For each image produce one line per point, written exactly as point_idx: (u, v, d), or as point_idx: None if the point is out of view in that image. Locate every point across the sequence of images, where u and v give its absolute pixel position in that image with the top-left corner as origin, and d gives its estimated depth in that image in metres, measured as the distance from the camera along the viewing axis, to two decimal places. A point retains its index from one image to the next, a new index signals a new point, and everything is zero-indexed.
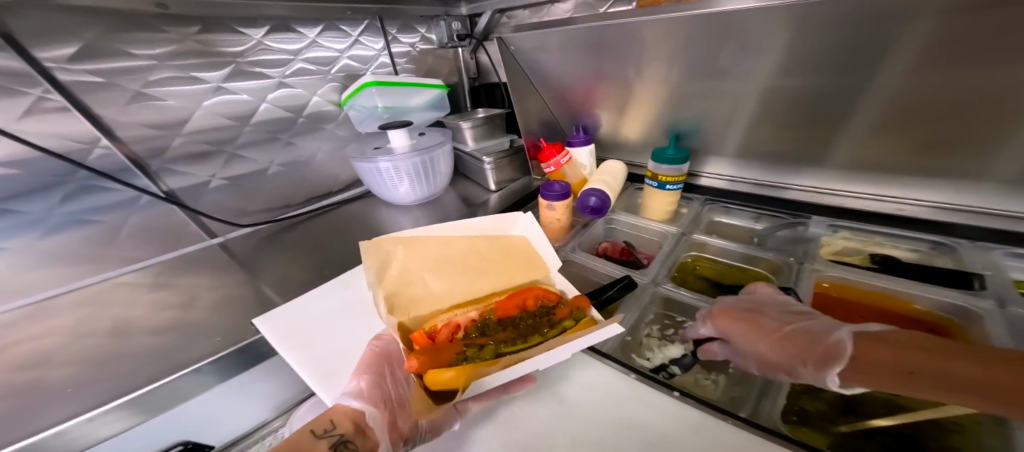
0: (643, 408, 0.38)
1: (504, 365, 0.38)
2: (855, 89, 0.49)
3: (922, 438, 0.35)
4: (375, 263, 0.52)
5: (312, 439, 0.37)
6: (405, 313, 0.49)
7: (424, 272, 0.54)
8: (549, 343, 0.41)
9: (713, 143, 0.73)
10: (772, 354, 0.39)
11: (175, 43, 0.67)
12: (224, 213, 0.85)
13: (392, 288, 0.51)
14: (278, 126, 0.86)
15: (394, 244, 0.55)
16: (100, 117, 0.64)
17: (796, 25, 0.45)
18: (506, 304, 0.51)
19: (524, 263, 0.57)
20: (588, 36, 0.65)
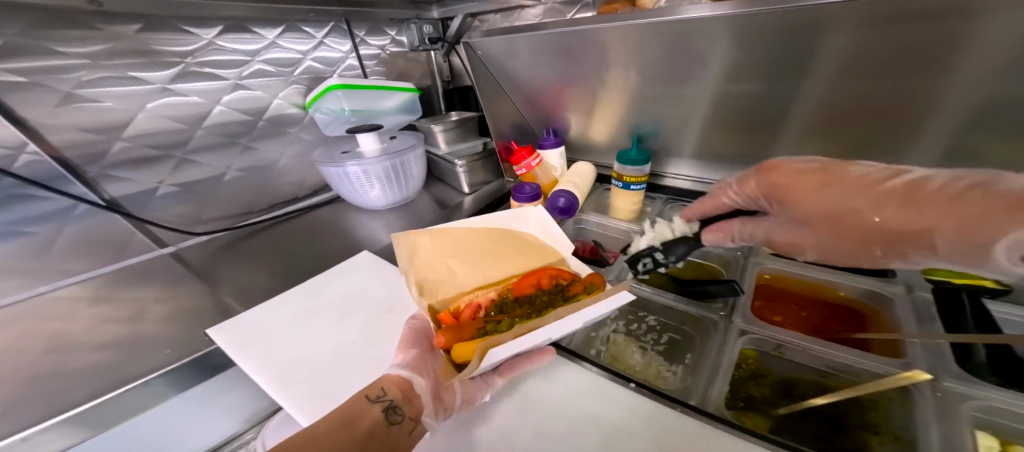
0: (601, 400, 0.39)
1: (514, 334, 0.38)
2: (789, 96, 0.53)
3: (844, 415, 0.39)
4: (403, 252, 0.52)
5: (367, 405, 0.34)
6: (432, 297, 0.50)
7: (448, 259, 0.54)
8: (561, 311, 0.41)
9: (671, 145, 0.76)
10: (834, 206, 0.39)
11: (111, 42, 0.63)
12: (177, 221, 0.81)
13: (420, 273, 0.51)
14: (236, 129, 0.82)
15: (417, 234, 0.53)
16: (24, 120, 0.59)
17: (735, 35, 0.48)
18: (524, 286, 0.52)
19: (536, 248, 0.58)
20: (556, 43, 0.67)
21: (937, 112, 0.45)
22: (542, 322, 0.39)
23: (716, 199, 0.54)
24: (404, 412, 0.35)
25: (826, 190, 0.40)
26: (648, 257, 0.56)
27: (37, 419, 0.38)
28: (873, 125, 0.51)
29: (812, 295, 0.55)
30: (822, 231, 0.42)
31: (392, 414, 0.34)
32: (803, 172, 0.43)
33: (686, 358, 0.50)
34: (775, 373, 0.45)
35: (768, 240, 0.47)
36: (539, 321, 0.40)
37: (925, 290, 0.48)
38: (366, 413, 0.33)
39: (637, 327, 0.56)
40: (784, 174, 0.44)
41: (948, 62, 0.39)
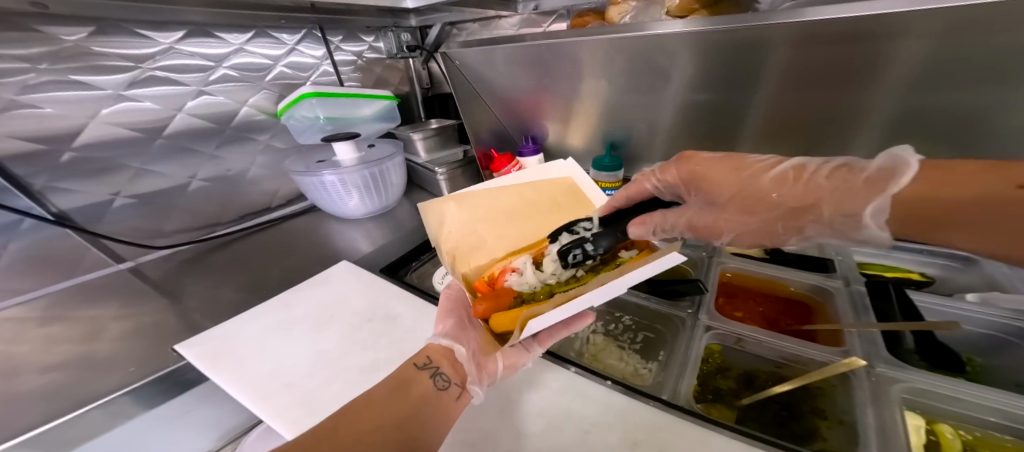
0: (577, 397, 0.41)
1: (556, 304, 0.39)
2: (740, 107, 0.58)
3: (797, 402, 0.42)
4: (434, 222, 0.53)
5: (415, 372, 0.37)
6: (466, 265, 0.52)
7: (480, 224, 0.54)
8: (602, 278, 0.40)
9: (641, 153, 0.80)
10: (761, 187, 0.37)
11: (58, 45, 0.59)
12: (134, 234, 0.76)
13: (453, 241, 0.52)
14: (199, 137, 0.79)
15: (445, 201, 0.54)
16: None
17: (695, 51, 0.52)
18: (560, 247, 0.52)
19: (569, 204, 0.57)
20: (531, 54, 0.70)
21: (863, 126, 0.51)
22: (583, 290, 0.40)
23: (637, 186, 0.48)
24: (448, 379, 0.38)
25: (740, 174, 0.39)
26: (576, 250, 0.45)
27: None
28: (813, 137, 0.56)
29: (767, 292, 0.59)
30: (734, 214, 0.40)
31: (438, 381, 0.37)
32: (717, 160, 0.41)
33: (659, 355, 0.52)
34: (736, 365, 0.48)
35: (688, 226, 0.42)
36: (581, 290, 0.40)
37: (859, 283, 0.53)
38: (416, 380, 0.36)
39: (614, 327, 0.59)
40: (701, 162, 0.42)
41: (871, 79, 0.44)
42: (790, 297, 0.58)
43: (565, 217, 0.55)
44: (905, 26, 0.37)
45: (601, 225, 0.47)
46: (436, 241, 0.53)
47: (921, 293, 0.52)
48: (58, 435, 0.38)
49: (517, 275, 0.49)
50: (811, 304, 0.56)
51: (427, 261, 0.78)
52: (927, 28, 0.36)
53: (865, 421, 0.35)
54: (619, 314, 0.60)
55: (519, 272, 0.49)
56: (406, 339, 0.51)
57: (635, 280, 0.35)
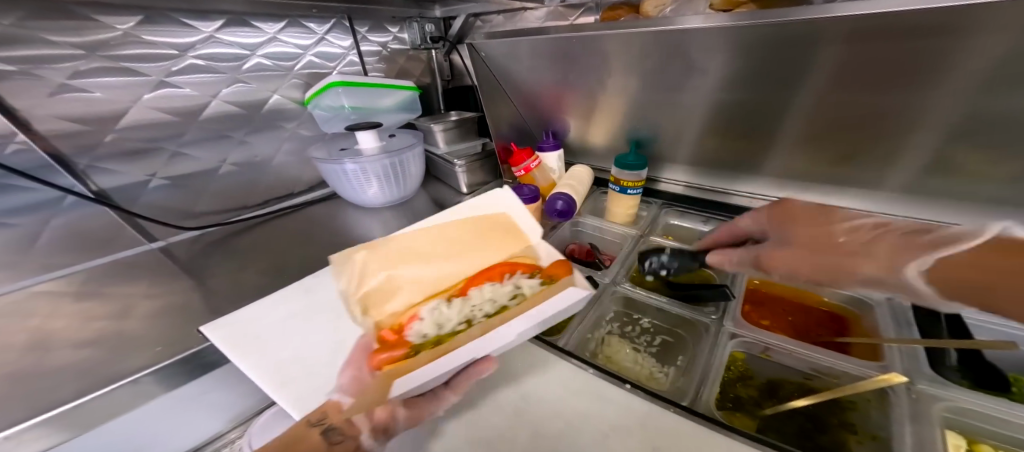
0: (595, 399, 0.40)
1: (430, 358, 0.36)
2: (779, 107, 0.56)
3: (824, 415, 0.41)
4: (345, 274, 0.52)
5: (305, 428, 0.33)
6: (380, 313, 0.47)
7: (394, 271, 0.51)
8: (486, 325, 0.39)
9: (665, 152, 0.78)
10: (816, 238, 0.41)
11: (111, 33, 0.62)
12: (165, 214, 0.79)
13: (366, 290, 0.50)
14: (231, 123, 0.81)
15: (355, 251, 0.53)
16: (15, 110, 0.58)
17: (734, 46, 0.50)
18: (473, 289, 0.48)
19: (502, 240, 0.54)
20: (556, 48, 0.69)
21: (919, 128, 0.48)
22: (460, 344, 0.37)
23: (727, 229, 0.55)
24: (344, 433, 0.35)
25: (824, 222, 0.42)
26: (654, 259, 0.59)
27: (14, 420, 0.38)
28: (859, 139, 0.54)
29: (796, 301, 0.57)
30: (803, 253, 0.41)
31: (332, 437, 0.34)
32: (810, 208, 0.45)
33: (679, 360, 0.52)
34: (760, 375, 0.47)
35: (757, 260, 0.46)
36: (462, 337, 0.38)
37: None
38: (302, 440, 0.33)
39: (631, 329, 0.59)
40: (796, 207, 0.46)
41: (932, 78, 0.42)
42: (821, 307, 0.56)
43: (495, 254, 0.53)
44: (973, 23, 0.35)
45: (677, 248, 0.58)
46: (348, 291, 0.51)
47: (967, 308, 0.50)
48: (92, 406, 0.41)
49: (420, 323, 0.44)
50: (845, 317, 0.54)
51: None
52: (997, 26, 0.34)
53: (902, 440, 0.34)
54: (637, 316, 0.60)
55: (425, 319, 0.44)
56: None
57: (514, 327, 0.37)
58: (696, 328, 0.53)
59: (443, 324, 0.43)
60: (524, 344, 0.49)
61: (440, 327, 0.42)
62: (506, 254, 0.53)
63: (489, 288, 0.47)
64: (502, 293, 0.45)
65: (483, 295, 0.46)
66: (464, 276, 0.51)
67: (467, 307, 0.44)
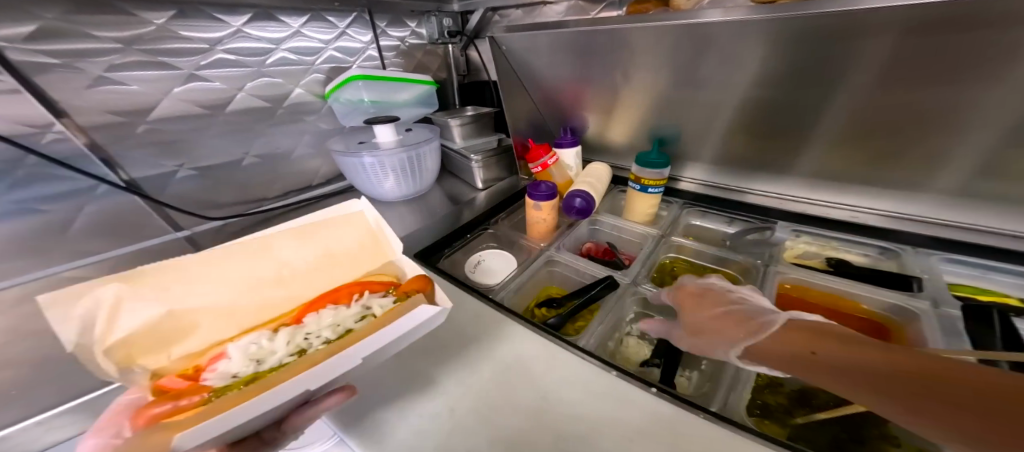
0: (620, 402, 0.38)
1: (226, 406, 0.30)
2: (815, 104, 0.54)
3: (866, 426, 0.40)
4: (82, 318, 0.33)
5: None
6: (157, 359, 0.38)
7: (183, 303, 0.39)
8: (312, 357, 0.36)
9: (688, 150, 0.76)
10: (722, 328, 0.43)
11: (147, 28, 0.65)
12: (191, 204, 0.80)
13: (125, 336, 0.35)
14: (255, 116, 0.83)
15: (107, 279, 0.34)
16: (55, 101, 0.59)
17: (770, 40, 0.49)
18: (310, 316, 0.45)
19: (333, 257, 0.49)
20: (578, 41, 0.68)
21: (972, 125, 0.45)
22: (280, 379, 0.33)
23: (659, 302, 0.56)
24: None
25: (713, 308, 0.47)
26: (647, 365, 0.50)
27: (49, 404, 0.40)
28: (902, 138, 0.51)
29: (832, 307, 0.55)
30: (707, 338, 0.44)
31: None
32: (699, 295, 0.50)
33: (702, 363, 0.50)
34: (792, 382, 0.45)
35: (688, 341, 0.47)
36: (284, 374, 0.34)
37: (953, 307, 0.48)
38: None
39: None
40: (686, 294, 0.52)
41: (987, 73, 0.40)
42: (860, 315, 0.54)
43: (330, 274, 0.49)
44: None
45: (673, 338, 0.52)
46: (86, 341, 0.33)
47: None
48: None
49: (227, 362, 0.40)
50: (885, 325, 0.52)
51: (458, 249, 0.79)
52: None
53: None
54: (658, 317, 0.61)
55: (231, 356, 0.40)
56: (442, 329, 0.52)
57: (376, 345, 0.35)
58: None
59: (265, 357, 0.41)
60: (544, 343, 0.48)
61: (258, 363, 0.40)
62: (352, 273, 0.49)
63: (331, 312, 0.45)
64: (347, 316, 0.45)
65: (322, 321, 0.44)
66: (299, 302, 0.46)
67: (300, 335, 0.42)
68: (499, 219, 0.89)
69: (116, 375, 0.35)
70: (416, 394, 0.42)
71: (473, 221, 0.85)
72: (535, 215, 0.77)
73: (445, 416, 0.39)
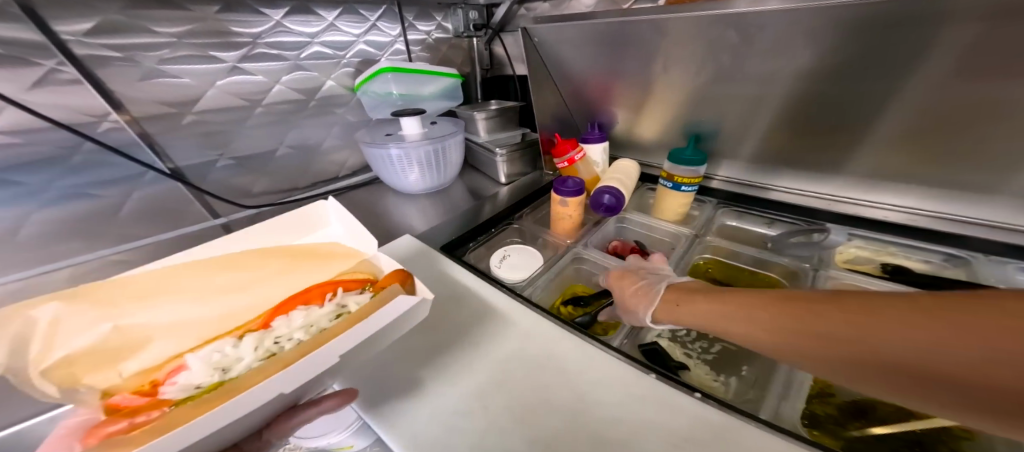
0: (664, 408, 0.37)
1: (190, 412, 0.27)
2: (878, 98, 0.50)
3: (931, 442, 0.38)
4: (9, 336, 0.32)
5: None
6: (106, 378, 0.34)
7: (135, 319, 0.38)
8: (286, 356, 0.32)
9: (730, 146, 0.73)
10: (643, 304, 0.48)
11: (196, 23, 0.67)
12: (230, 192, 0.83)
13: (66, 354, 0.34)
14: (290, 108, 0.85)
15: (43, 299, 0.35)
16: (112, 91, 0.63)
17: (824, 32, 0.46)
18: (280, 319, 0.40)
19: (305, 262, 0.48)
20: (609, 32, 0.67)
21: None
22: (241, 384, 0.29)
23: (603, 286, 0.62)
24: None
25: (636, 289, 0.50)
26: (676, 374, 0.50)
27: None
28: (974, 132, 0.47)
29: None
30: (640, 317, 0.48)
31: None
32: (623, 276, 0.54)
33: (742, 370, 0.51)
34: (846, 393, 0.43)
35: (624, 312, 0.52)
36: (247, 379, 0.30)
37: None
38: None
39: (684, 334, 0.57)
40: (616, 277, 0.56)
41: None
42: None
43: (304, 275, 0.46)
44: None
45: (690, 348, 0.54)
46: (19, 366, 0.31)
47: None
48: None
49: (188, 373, 0.35)
50: None
51: (482, 243, 0.78)
52: None
53: None
54: None
55: (190, 369, 0.35)
56: (472, 323, 0.52)
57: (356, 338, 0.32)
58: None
59: (231, 365, 0.35)
60: (579, 343, 0.46)
61: (224, 372, 0.35)
62: (327, 272, 0.46)
63: (302, 313, 0.40)
64: (320, 316, 0.40)
65: (293, 323, 0.39)
66: (265, 307, 0.42)
67: (268, 339, 0.37)
68: (523, 214, 0.88)
69: (57, 396, 0.32)
70: (454, 387, 0.42)
71: (498, 216, 0.84)
72: (560, 211, 0.76)
73: (478, 414, 0.39)
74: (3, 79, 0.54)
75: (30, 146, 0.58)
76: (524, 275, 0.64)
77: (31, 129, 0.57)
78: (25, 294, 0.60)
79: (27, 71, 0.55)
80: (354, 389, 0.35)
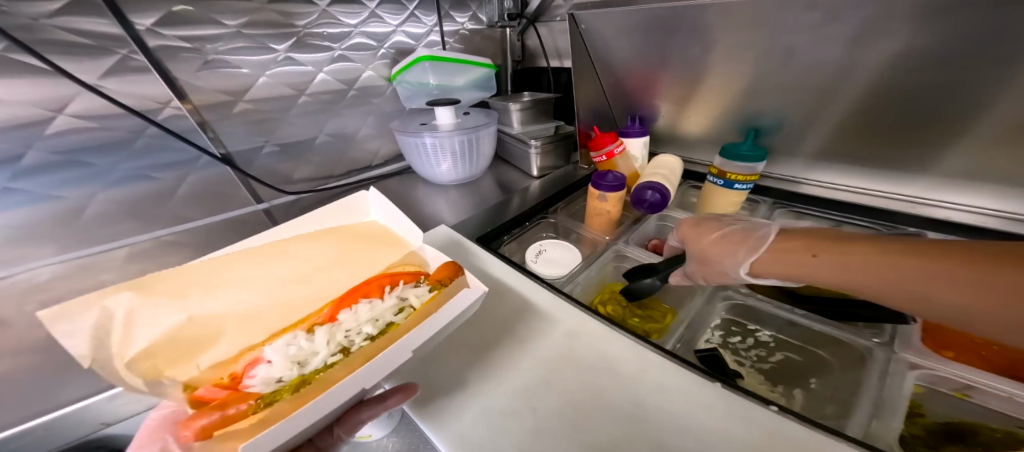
0: (738, 419, 0.35)
1: (288, 408, 0.28)
2: (989, 85, 0.45)
3: None
4: (95, 327, 0.31)
5: None
6: (187, 370, 0.34)
7: (206, 309, 0.37)
8: (364, 352, 0.33)
9: (790, 144, 0.70)
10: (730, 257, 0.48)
11: (254, 13, 0.69)
12: (273, 178, 0.86)
13: (146, 346, 0.33)
14: (332, 98, 0.86)
15: (114, 289, 0.33)
16: (177, 80, 0.66)
17: (929, 15, 0.43)
18: (346, 311, 0.39)
19: (359, 251, 0.48)
20: (660, 16, 0.63)
21: None
22: (329, 381, 0.30)
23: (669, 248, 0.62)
24: None
25: (721, 241, 0.50)
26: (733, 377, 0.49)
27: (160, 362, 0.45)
28: None
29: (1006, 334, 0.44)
30: (719, 266, 0.50)
31: None
32: (701, 229, 0.55)
33: (810, 383, 0.48)
34: (937, 416, 0.40)
35: (698, 268, 0.53)
36: (332, 375, 0.31)
37: None
38: None
39: (739, 341, 0.55)
40: (689, 230, 0.56)
41: None
42: None
43: (358, 264, 0.46)
44: None
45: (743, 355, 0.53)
46: (103, 357, 0.30)
47: None
48: None
49: (266, 366, 0.34)
50: None
51: (515, 238, 0.75)
52: None
53: None
54: (752, 327, 0.56)
55: (269, 363, 0.34)
56: (515, 320, 0.50)
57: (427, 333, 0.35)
58: (848, 348, 0.48)
59: (308, 359, 0.34)
60: (633, 345, 0.44)
61: (302, 366, 0.34)
62: (381, 261, 0.46)
63: (365, 306, 0.39)
64: (384, 309, 0.39)
65: (360, 316, 0.38)
66: (327, 298, 0.42)
67: (339, 333, 0.36)
68: (557, 208, 0.85)
69: (144, 389, 0.31)
70: (507, 384, 0.41)
71: (532, 210, 0.81)
72: (598, 206, 0.73)
73: (528, 415, 0.37)
74: (84, 69, 0.58)
75: (102, 130, 0.62)
76: (563, 271, 0.62)
77: (106, 113, 0.62)
78: (88, 270, 0.63)
79: (105, 59, 0.59)
80: (416, 385, 0.36)
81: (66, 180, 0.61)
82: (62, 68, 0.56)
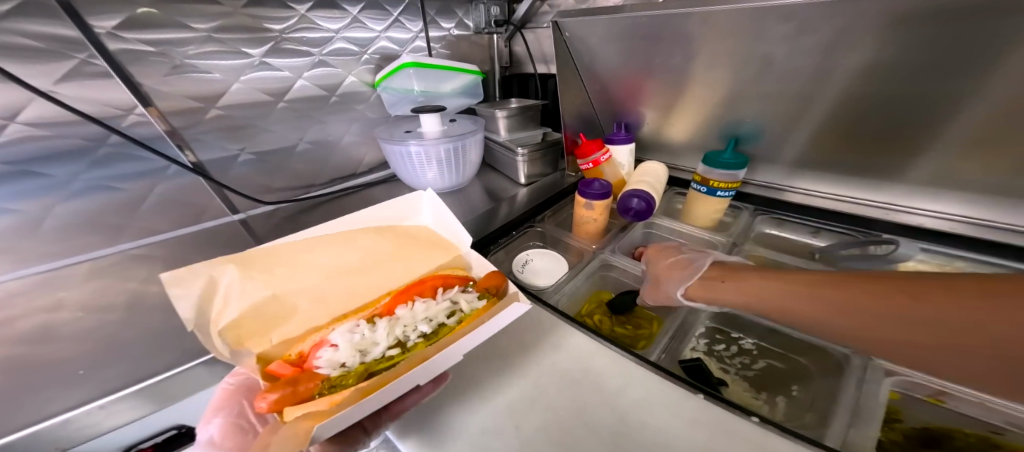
0: (721, 434, 0.34)
1: (355, 398, 0.33)
2: (953, 96, 0.47)
3: None
4: (201, 294, 0.39)
5: None
6: (261, 343, 0.43)
7: (286, 287, 0.45)
8: (423, 353, 0.38)
9: (770, 152, 0.72)
10: (670, 287, 0.52)
11: (225, 17, 0.67)
12: (249, 187, 0.82)
13: (234, 318, 0.41)
14: (311, 104, 0.84)
15: (221, 263, 0.41)
16: (140, 85, 0.63)
17: (894, 27, 0.44)
18: (402, 307, 0.49)
19: (417, 249, 0.54)
20: (641, 27, 0.64)
21: None
22: (392, 376, 0.36)
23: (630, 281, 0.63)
24: None
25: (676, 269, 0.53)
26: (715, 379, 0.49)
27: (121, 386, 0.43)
28: None
29: None
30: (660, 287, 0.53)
31: None
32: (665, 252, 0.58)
33: (792, 390, 0.47)
34: (913, 420, 0.41)
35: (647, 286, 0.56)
36: (394, 372, 0.36)
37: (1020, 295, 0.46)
38: None
39: (723, 348, 0.55)
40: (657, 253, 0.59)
41: None
42: None
43: (408, 262, 0.53)
44: None
45: (729, 356, 0.53)
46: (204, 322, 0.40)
47: None
48: (171, 386, 0.45)
49: (331, 350, 0.43)
50: None
51: (503, 247, 0.73)
52: None
53: None
54: (736, 335, 0.56)
55: (336, 347, 0.43)
56: (499, 332, 0.49)
57: (484, 334, 0.39)
58: (826, 356, 0.49)
59: (369, 348, 0.44)
60: (615, 357, 0.44)
61: (363, 353, 0.44)
62: (429, 263, 0.54)
63: (422, 305, 0.48)
64: (438, 310, 0.48)
65: (416, 314, 0.48)
66: (386, 290, 0.51)
67: (398, 327, 0.46)
68: (545, 216, 0.84)
69: (228, 355, 0.40)
70: (488, 401, 0.40)
71: (519, 219, 0.79)
72: (584, 214, 0.72)
73: (511, 433, 0.36)
74: (32, 73, 0.54)
75: (59, 138, 0.59)
76: (550, 281, 0.61)
77: (62, 121, 0.58)
78: (41, 286, 0.59)
79: (59, 64, 0.56)
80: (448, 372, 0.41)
81: (28, 191, 0.58)
82: (8, 72, 0.52)
